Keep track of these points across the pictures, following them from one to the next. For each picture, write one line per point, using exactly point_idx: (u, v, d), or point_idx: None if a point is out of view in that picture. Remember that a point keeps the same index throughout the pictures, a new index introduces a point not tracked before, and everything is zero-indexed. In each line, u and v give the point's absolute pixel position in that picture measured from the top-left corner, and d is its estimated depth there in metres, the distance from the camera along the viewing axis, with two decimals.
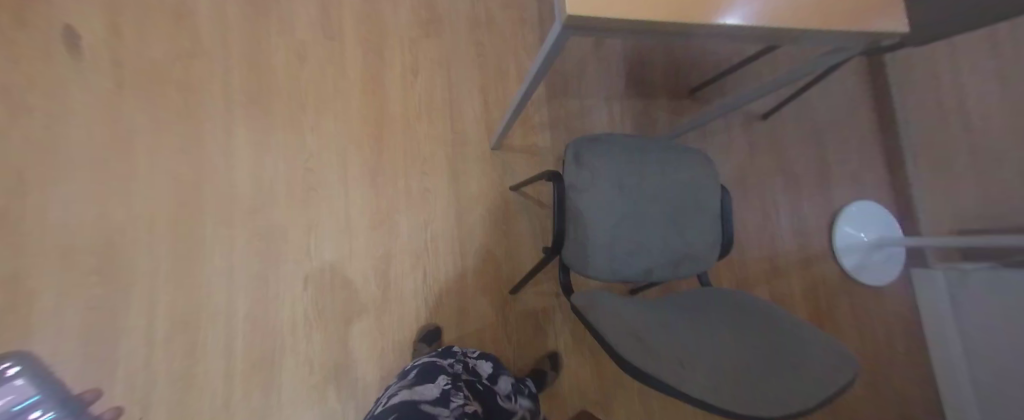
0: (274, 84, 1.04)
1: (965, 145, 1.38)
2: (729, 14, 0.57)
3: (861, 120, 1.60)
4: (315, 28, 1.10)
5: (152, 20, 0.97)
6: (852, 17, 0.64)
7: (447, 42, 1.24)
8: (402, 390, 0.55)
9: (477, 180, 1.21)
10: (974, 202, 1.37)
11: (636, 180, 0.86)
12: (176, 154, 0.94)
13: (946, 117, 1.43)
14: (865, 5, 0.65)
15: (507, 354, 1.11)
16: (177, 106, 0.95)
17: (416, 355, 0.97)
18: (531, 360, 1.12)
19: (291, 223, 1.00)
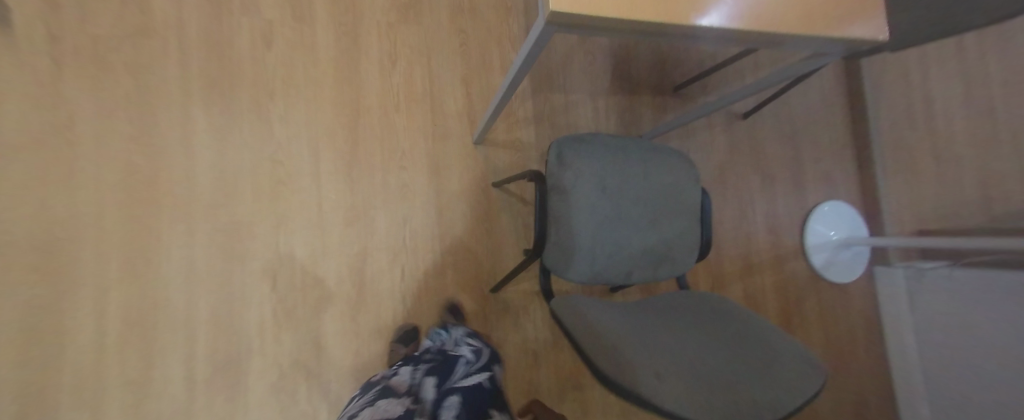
0: (238, 68, 0.96)
1: (931, 150, 1.44)
2: (714, 17, 0.55)
3: (836, 122, 1.65)
4: (283, 7, 1.02)
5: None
6: (834, 23, 0.63)
7: (427, 30, 1.18)
8: (367, 408, 0.62)
9: (459, 174, 1.18)
10: (934, 205, 1.44)
11: (619, 181, 0.85)
12: (127, 142, 0.86)
13: (913, 122, 1.49)
14: (848, 12, 0.64)
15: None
16: (127, 89, 0.87)
17: (393, 357, 0.94)
18: (509, 358, 1.13)
19: (257, 219, 0.94)
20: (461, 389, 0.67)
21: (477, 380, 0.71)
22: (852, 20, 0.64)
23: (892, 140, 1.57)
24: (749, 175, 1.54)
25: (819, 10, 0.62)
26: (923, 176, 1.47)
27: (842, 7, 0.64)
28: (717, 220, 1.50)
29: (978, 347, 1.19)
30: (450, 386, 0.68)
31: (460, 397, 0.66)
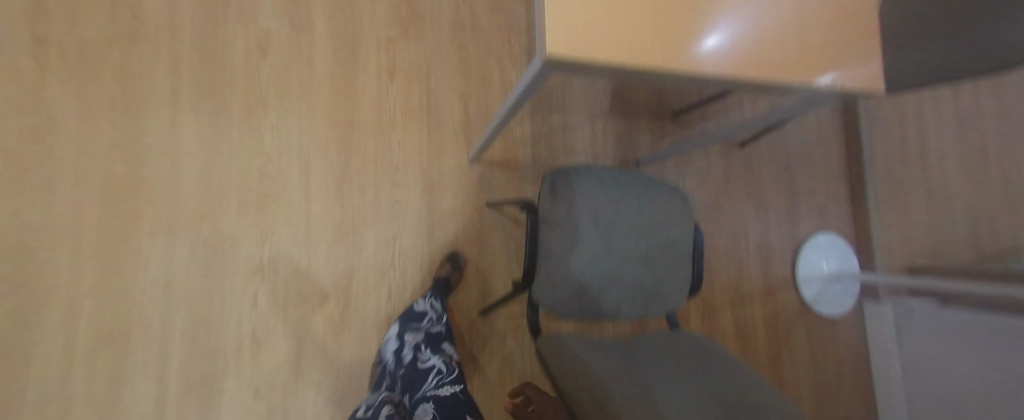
0: (231, 77, 0.94)
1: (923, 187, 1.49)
2: (710, 66, 0.56)
3: (831, 155, 1.66)
4: (281, 17, 1.00)
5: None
6: (833, 73, 0.63)
7: (428, 45, 1.17)
8: None
9: (452, 193, 1.16)
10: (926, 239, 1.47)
11: (612, 215, 0.83)
12: (110, 149, 0.83)
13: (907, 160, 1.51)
14: (846, 63, 0.64)
15: (471, 372, 1.10)
16: (114, 94, 0.84)
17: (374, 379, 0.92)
18: (496, 381, 1.11)
19: (242, 233, 0.92)
20: (433, 396, 0.62)
21: (451, 390, 0.66)
22: (847, 73, 0.64)
23: (886, 176, 1.58)
24: (745, 205, 1.54)
25: (815, 62, 0.62)
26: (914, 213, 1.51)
27: (841, 58, 0.64)
28: (710, 248, 1.49)
29: (962, 388, 1.19)
30: (421, 395, 0.63)
31: (433, 403, 0.61)
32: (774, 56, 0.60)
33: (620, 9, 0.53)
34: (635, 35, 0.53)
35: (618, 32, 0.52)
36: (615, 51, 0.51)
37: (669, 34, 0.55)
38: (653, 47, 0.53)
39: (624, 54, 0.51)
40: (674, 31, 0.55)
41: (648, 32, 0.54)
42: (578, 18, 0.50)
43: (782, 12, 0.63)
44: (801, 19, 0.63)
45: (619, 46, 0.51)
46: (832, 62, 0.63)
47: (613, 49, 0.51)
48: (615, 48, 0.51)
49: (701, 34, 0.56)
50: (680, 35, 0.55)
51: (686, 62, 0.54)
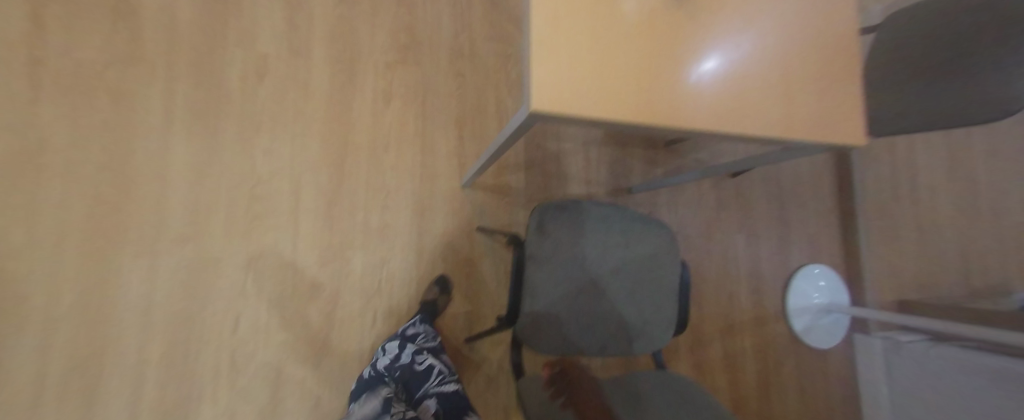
0: (226, 100, 0.94)
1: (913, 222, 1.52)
2: (691, 120, 0.57)
3: (824, 187, 1.67)
4: (280, 41, 1.01)
5: (86, 15, 0.86)
6: (816, 128, 0.64)
7: (425, 71, 1.18)
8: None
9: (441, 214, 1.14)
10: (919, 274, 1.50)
11: (599, 252, 0.84)
12: (99, 170, 0.84)
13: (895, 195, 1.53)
14: (829, 117, 0.65)
15: (467, 378, 1.11)
16: (106, 114, 0.85)
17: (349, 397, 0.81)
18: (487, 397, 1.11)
19: (228, 256, 0.91)
20: (436, 394, 0.67)
21: (452, 387, 0.71)
22: (830, 128, 0.65)
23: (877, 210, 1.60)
24: (736, 235, 1.54)
25: (798, 117, 0.63)
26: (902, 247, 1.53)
27: (824, 112, 0.65)
28: (700, 277, 1.49)
29: None
30: (426, 390, 0.69)
31: (436, 400, 0.67)
32: (759, 114, 0.60)
33: (605, 64, 0.54)
34: (620, 92, 0.53)
35: (602, 89, 0.52)
36: (598, 104, 0.52)
37: (654, 92, 0.55)
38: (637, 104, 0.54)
39: (607, 113, 0.52)
40: (658, 87, 0.56)
41: (633, 88, 0.54)
42: (562, 77, 0.50)
43: (768, 66, 0.63)
44: (788, 72, 0.64)
45: (604, 103, 0.52)
46: (816, 119, 0.64)
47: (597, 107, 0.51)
48: (599, 106, 0.51)
49: (683, 88, 0.57)
50: (663, 92, 0.56)
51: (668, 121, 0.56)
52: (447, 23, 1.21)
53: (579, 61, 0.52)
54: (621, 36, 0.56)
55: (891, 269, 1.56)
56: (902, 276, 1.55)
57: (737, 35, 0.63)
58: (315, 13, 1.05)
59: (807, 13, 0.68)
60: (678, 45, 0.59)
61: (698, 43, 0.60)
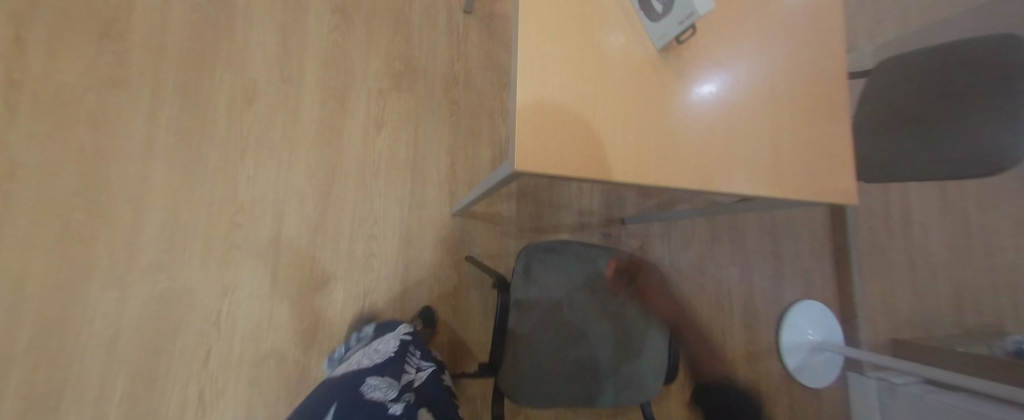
0: (211, 125, 0.93)
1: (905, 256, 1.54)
2: (676, 178, 0.56)
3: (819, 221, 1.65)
4: (271, 66, 1.00)
5: (71, 37, 0.84)
6: (807, 187, 0.62)
7: (419, 98, 1.17)
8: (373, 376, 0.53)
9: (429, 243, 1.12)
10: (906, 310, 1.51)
11: (585, 296, 0.81)
12: (72, 195, 0.81)
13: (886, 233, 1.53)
14: (820, 176, 0.64)
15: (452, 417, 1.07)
16: (85, 138, 0.83)
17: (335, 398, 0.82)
18: None
19: (202, 287, 0.88)
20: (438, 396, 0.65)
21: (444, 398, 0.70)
22: (819, 188, 0.63)
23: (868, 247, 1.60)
24: (730, 268, 1.52)
25: (785, 176, 0.62)
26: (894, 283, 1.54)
27: (815, 171, 0.64)
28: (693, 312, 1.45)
29: None
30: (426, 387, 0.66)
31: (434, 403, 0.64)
32: (743, 172, 0.60)
33: (587, 119, 0.53)
34: (599, 150, 0.53)
35: (581, 145, 0.52)
36: (584, 163, 0.52)
37: (634, 149, 0.55)
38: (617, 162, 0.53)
39: (592, 171, 0.52)
40: (645, 143, 0.55)
41: (613, 145, 0.54)
42: (546, 134, 0.50)
43: (758, 123, 0.62)
44: (777, 129, 0.63)
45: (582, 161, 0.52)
46: (804, 177, 0.63)
47: (574, 165, 0.51)
48: (576, 164, 0.51)
49: (671, 143, 0.57)
50: (645, 150, 0.55)
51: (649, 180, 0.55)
52: (443, 50, 1.20)
53: (559, 114, 0.52)
54: (608, 88, 0.55)
55: (884, 307, 1.55)
56: (897, 315, 1.53)
57: (727, 89, 0.61)
58: (308, 39, 1.04)
59: (804, 65, 0.67)
60: (665, 99, 0.58)
61: (686, 95, 0.59)
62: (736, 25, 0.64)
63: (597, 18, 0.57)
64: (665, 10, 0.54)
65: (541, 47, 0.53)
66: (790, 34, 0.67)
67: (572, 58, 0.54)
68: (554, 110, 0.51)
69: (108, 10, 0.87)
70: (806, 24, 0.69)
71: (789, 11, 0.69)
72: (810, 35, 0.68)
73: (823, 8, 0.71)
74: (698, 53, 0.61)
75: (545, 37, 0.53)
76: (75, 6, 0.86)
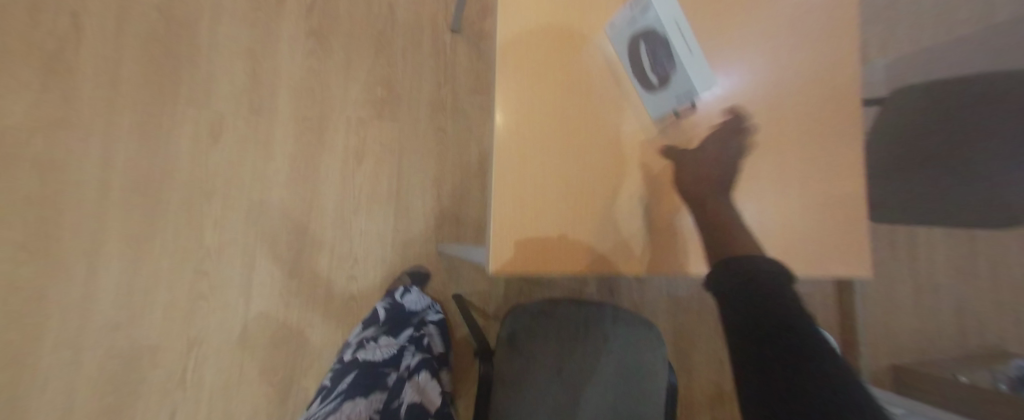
0: (172, 167, 0.86)
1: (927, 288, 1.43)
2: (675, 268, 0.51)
3: None
4: (238, 99, 0.92)
5: (22, 82, 0.80)
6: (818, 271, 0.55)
7: (403, 125, 1.07)
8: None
9: (421, 276, 1.03)
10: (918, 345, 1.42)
11: (580, 346, 0.76)
12: (28, 250, 0.78)
13: (904, 264, 1.43)
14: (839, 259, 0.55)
15: None
16: (38, 188, 0.79)
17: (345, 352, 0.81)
18: None
19: (166, 342, 0.84)
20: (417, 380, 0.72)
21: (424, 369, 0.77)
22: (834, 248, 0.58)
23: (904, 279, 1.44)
24: None
25: (795, 248, 0.54)
26: (916, 317, 1.43)
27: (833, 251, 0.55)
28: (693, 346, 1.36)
29: None
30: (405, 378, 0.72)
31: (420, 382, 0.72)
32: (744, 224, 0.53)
33: (569, 186, 0.48)
34: (588, 242, 0.48)
35: (561, 205, 0.48)
36: (570, 259, 0.48)
37: (625, 203, 0.50)
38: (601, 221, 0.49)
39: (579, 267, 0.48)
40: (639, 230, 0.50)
41: (599, 201, 0.49)
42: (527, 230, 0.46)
43: (769, 172, 0.54)
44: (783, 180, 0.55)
45: (560, 224, 0.48)
46: (814, 233, 0.55)
47: (550, 227, 0.47)
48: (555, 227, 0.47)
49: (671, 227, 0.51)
50: (636, 202, 0.50)
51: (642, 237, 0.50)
52: (429, 72, 1.09)
53: (543, 204, 0.47)
54: (594, 135, 0.49)
55: (912, 344, 1.42)
56: (902, 341, 1.42)
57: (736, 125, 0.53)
58: (278, 67, 0.96)
59: (822, 100, 0.57)
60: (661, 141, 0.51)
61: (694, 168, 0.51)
62: (746, 53, 0.54)
63: (590, 81, 0.49)
64: (664, 81, 0.47)
65: (525, 112, 0.47)
66: (811, 59, 0.57)
67: (552, 105, 0.48)
68: (532, 186, 0.47)
69: (63, 48, 0.82)
70: (832, 45, 0.57)
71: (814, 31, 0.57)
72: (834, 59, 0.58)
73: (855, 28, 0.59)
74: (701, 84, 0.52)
75: (519, 83, 0.47)
76: (28, 45, 0.81)
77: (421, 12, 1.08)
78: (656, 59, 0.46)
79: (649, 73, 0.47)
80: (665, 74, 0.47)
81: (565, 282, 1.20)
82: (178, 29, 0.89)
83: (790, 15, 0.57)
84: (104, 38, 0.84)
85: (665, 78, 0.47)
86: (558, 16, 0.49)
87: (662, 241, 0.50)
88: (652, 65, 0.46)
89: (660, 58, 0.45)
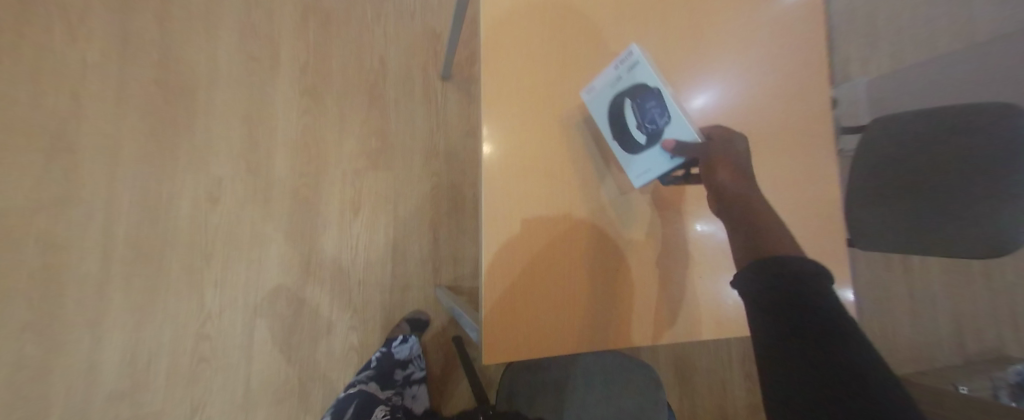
0: (173, 232, 0.90)
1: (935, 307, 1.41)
2: (644, 334, 0.59)
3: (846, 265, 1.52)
4: (237, 162, 0.96)
5: (32, 162, 0.85)
6: None
7: (398, 173, 1.07)
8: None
9: (420, 323, 1.03)
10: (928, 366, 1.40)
11: (579, 392, 0.77)
12: (33, 325, 0.81)
13: (908, 282, 1.42)
14: None
15: None
16: (48, 263, 0.83)
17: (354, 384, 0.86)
18: None
19: (170, 406, 0.86)
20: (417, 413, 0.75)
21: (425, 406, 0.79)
22: None
23: (912, 299, 1.41)
24: None
25: None
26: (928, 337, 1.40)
27: None
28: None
29: None
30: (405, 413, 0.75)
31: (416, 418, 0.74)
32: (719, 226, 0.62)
33: (551, 268, 0.55)
34: (569, 320, 0.56)
35: (560, 227, 0.56)
36: (553, 337, 0.55)
37: (601, 281, 0.57)
38: (596, 230, 0.58)
39: (561, 342, 0.55)
40: (611, 305, 0.58)
41: (593, 243, 0.57)
42: (518, 315, 0.53)
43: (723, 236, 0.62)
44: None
45: (559, 267, 0.56)
46: None
47: (550, 291, 0.55)
48: (558, 265, 0.56)
49: (640, 299, 0.59)
50: (623, 242, 0.59)
51: (630, 267, 0.59)
52: (422, 119, 1.09)
53: (528, 291, 0.54)
54: (578, 202, 0.57)
55: (923, 365, 1.40)
56: (897, 351, 1.40)
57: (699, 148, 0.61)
58: (274, 128, 0.99)
59: (767, 135, 0.66)
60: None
61: (656, 244, 0.60)
62: (702, 107, 0.62)
63: (565, 175, 0.56)
64: (652, 138, 0.47)
65: (508, 205, 0.54)
66: (754, 96, 0.65)
67: (538, 148, 0.55)
68: (517, 275, 0.54)
69: (71, 128, 0.88)
70: (770, 84, 0.66)
71: (752, 74, 0.65)
72: (774, 97, 0.66)
73: (791, 72, 0.67)
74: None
75: (506, 141, 0.54)
76: (41, 130, 0.87)
77: (411, 62, 1.09)
78: (646, 112, 0.47)
79: (636, 131, 0.49)
80: (658, 126, 0.46)
81: None
82: (179, 101, 0.94)
83: (743, 98, 0.64)
84: (110, 116, 0.90)
85: (655, 133, 0.47)
86: (535, 99, 0.55)
87: (661, 241, 0.60)
88: (639, 120, 0.48)
89: (653, 111, 0.46)
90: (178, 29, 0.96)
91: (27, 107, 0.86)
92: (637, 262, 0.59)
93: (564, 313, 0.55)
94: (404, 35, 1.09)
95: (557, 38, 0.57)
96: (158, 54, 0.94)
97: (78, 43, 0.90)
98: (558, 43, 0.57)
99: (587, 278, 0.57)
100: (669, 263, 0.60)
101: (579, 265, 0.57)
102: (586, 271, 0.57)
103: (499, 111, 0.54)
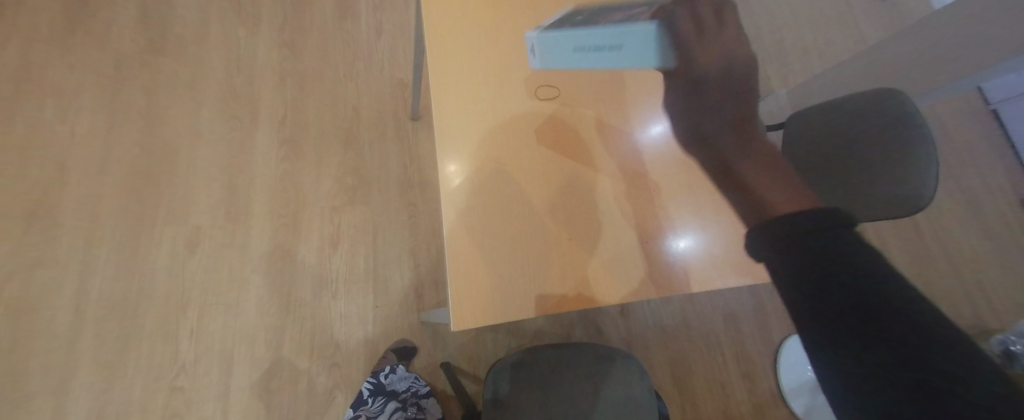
0: (148, 283, 0.93)
1: None
2: (612, 297, 0.58)
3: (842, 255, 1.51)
4: (216, 211, 1.01)
5: (13, 230, 0.92)
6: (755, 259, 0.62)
7: (375, 206, 1.10)
8: None
9: (407, 351, 1.01)
10: None
11: (563, 385, 0.79)
12: (7, 384, 0.84)
13: None
14: None
15: None
16: (23, 326, 0.87)
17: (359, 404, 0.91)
18: None
19: None
20: None
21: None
22: None
23: None
24: None
25: (725, 253, 0.61)
26: None
27: None
28: (722, 379, 1.17)
29: None
30: None
31: None
32: (695, 236, 0.62)
33: (513, 239, 0.59)
34: (534, 285, 0.57)
35: (544, 287, 0.57)
36: (522, 303, 0.56)
37: (563, 250, 0.60)
38: (570, 278, 0.58)
39: (530, 309, 0.56)
40: (579, 272, 0.59)
41: (550, 213, 0.61)
42: (483, 285, 0.56)
43: (684, 193, 0.64)
44: (711, 222, 0.63)
45: (522, 239, 0.59)
46: (738, 241, 0.62)
47: (516, 261, 0.58)
48: (517, 240, 0.59)
49: (605, 264, 0.60)
50: (581, 211, 0.62)
51: (590, 236, 0.61)
52: (395, 156, 1.15)
53: (490, 263, 0.57)
54: (531, 179, 0.62)
55: None
56: None
57: (659, 182, 0.64)
58: (253, 175, 1.05)
59: None
60: (605, 196, 0.63)
61: (614, 209, 0.62)
62: (641, 94, 0.69)
63: (513, 158, 0.63)
64: None
65: (465, 188, 0.60)
66: None
67: (487, 142, 0.63)
68: (478, 247, 0.58)
69: (53, 194, 0.95)
70: None
71: None
72: None
73: None
74: (602, 127, 0.67)
75: (457, 138, 0.63)
76: (29, 198, 0.94)
77: (382, 108, 1.18)
78: None
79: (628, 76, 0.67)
80: None
81: (554, 329, 1.12)
82: (162, 160, 1.02)
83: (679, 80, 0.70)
84: (93, 180, 0.98)
85: None
86: (478, 101, 0.65)
87: (619, 209, 0.63)
88: None
89: None
90: (165, 98, 1.06)
91: (21, 178, 0.95)
92: (599, 228, 0.61)
93: (523, 287, 0.57)
94: (374, 85, 1.19)
95: (505, 109, 0.65)
96: (144, 120, 1.04)
97: (68, 118, 1.01)
98: (492, 59, 0.67)
99: (549, 248, 0.59)
100: (626, 232, 0.61)
101: (535, 236, 0.60)
102: (547, 240, 0.60)
103: (448, 116, 0.64)
